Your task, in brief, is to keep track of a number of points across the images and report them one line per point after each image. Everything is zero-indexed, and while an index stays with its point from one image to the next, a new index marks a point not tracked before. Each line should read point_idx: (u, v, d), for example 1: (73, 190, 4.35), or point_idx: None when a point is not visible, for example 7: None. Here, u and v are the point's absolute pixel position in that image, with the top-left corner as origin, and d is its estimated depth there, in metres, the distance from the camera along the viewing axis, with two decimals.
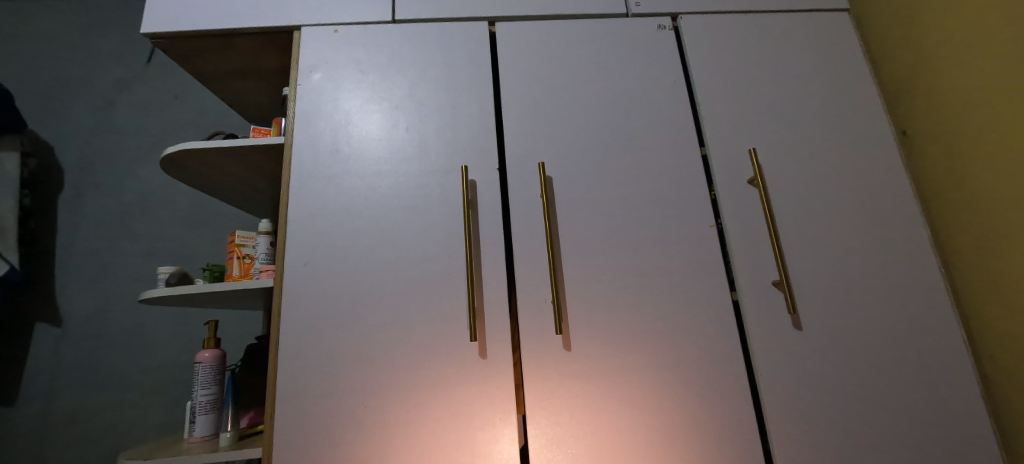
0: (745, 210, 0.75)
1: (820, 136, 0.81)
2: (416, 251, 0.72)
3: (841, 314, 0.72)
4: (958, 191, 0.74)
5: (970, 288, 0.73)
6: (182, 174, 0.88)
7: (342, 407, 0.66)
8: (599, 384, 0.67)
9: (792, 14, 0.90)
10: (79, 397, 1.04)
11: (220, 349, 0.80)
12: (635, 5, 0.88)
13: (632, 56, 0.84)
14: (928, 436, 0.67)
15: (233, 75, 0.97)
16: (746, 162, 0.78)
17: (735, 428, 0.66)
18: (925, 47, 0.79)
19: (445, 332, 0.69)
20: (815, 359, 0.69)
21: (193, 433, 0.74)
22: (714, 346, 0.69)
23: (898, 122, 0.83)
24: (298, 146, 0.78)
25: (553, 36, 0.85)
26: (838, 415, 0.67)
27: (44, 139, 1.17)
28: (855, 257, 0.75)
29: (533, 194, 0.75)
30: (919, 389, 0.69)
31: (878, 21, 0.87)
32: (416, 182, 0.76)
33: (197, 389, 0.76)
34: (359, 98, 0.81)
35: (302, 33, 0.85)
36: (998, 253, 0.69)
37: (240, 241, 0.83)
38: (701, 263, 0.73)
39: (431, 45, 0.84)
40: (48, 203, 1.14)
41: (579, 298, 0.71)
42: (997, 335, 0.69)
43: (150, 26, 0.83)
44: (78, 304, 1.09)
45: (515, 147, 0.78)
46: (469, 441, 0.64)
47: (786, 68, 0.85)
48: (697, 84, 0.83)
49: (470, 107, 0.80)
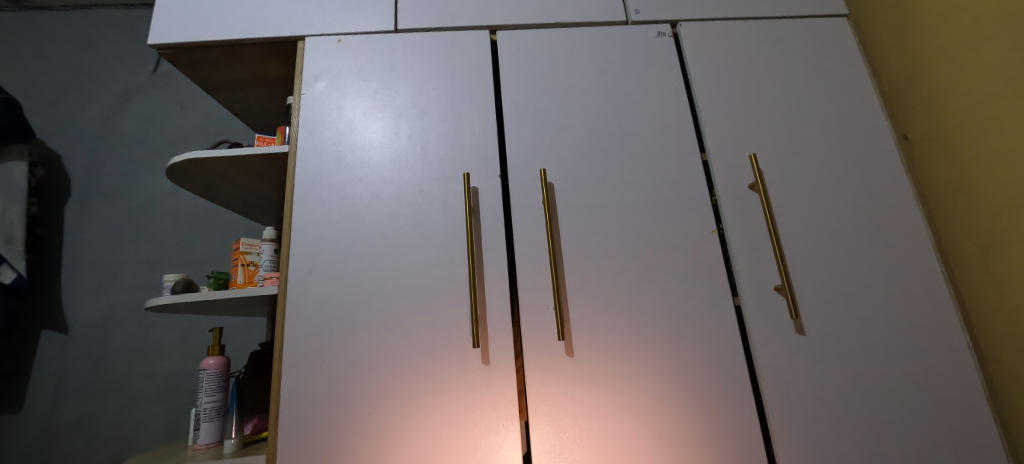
0: (746, 215, 0.76)
1: (820, 141, 0.81)
2: (419, 257, 0.73)
3: (843, 318, 0.72)
4: (959, 194, 0.74)
5: (974, 291, 0.73)
6: (188, 182, 0.89)
7: (346, 412, 0.66)
8: (600, 389, 0.67)
9: (791, 20, 0.91)
10: (83, 404, 1.04)
11: (224, 356, 0.80)
12: (634, 12, 0.88)
13: (633, 62, 0.85)
14: (933, 439, 0.67)
15: (237, 85, 0.98)
16: (746, 167, 0.78)
17: (737, 433, 0.65)
18: (924, 52, 0.79)
19: (447, 338, 0.69)
20: (818, 364, 0.69)
21: (198, 440, 0.75)
22: (716, 351, 0.69)
23: (899, 127, 0.84)
24: (301, 154, 0.79)
25: (554, 43, 0.86)
26: (841, 420, 0.67)
27: (52, 149, 1.21)
28: (856, 261, 0.75)
29: (535, 200, 0.75)
30: (924, 393, 0.69)
31: (878, 26, 0.87)
32: (418, 190, 0.77)
33: (201, 396, 0.76)
34: (362, 106, 0.82)
35: (306, 43, 0.86)
36: (999, 256, 0.69)
37: (244, 248, 0.85)
38: (702, 268, 0.73)
39: (432, 53, 0.85)
40: (54, 211, 1.16)
41: (580, 304, 0.71)
42: (1003, 339, 0.69)
43: (157, 37, 0.84)
44: (85, 312, 1.11)
45: (517, 154, 0.78)
46: (471, 447, 0.64)
47: (786, 74, 0.86)
48: (696, 90, 0.83)
49: (471, 114, 0.81)
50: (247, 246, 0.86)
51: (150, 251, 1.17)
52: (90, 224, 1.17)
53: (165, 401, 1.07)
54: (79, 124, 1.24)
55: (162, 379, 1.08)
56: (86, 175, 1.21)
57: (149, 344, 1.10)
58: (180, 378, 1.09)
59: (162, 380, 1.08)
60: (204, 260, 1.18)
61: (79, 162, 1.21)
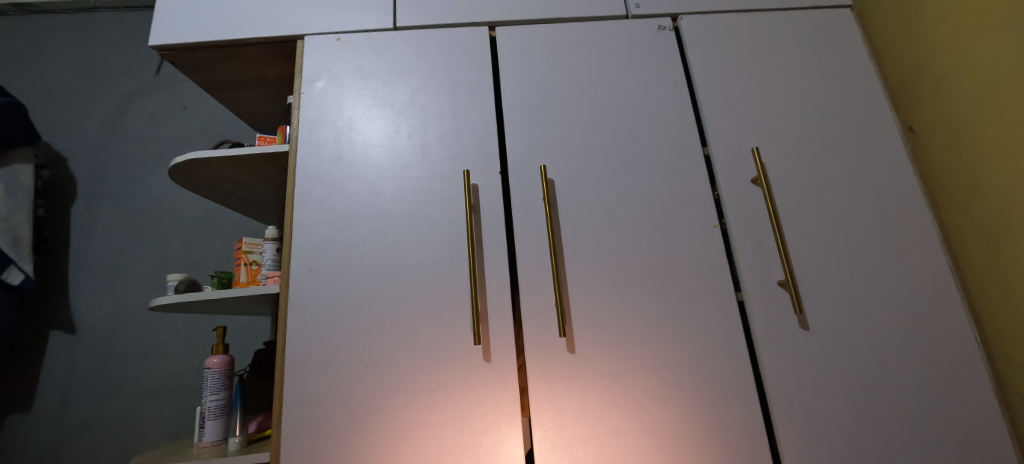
0: (749, 210, 0.75)
1: (823, 134, 0.80)
2: (418, 255, 0.73)
3: (846, 313, 0.71)
4: (966, 187, 0.73)
5: (982, 286, 0.72)
6: (191, 183, 0.89)
7: (347, 411, 0.66)
8: (602, 385, 0.67)
9: (794, 11, 0.90)
10: (91, 404, 1.06)
11: (228, 355, 0.81)
12: (634, 6, 0.88)
13: (633, 57, 0.85)
14: (940, 435, 0.66)
15: (238, 84, 0.98)
16: (748, 161, 0.78)
17: (740, 430, 0.65)
18: (929, 43, 0.78)
19: (449, 336, 0.69)
20: (822, 359, 0.69)
21: (203, 438, 0.76)
22: (717, 347, 0.69)
23: (903, 119, 0.83)
24: (302, 152, 0.79)
25: (554, 40, 0.86)
26: (844, 416, 0.66)
27: (57, 152, 1.22)
28: (859, 255, 0.74)
29: (535, 197, 0.75)
30: (930, 389, 0.68)
31: (882, 18, 0.86)
32: (418, 187, 0.76)
33: (205, 395, 0.77)
34: (362, 104, 0.82)
35: (306, 42, 0.86)
36: (1006, 249, 0.68)
37: (246, 247, 0.86)
38: (704, 264, 0.73)
39: (432, 50, 0.85)
40: (60, 214, 1.17)
41: (581, 301, 0.70)
42: (1010, 333, 0.68)
43: (158, 38, 0.84)
44: (92, 313, 1.12)
45: (517, 150, 0.78)
46: (473, 444, 0.64)
47: (789, 67, 0.85)
48: (697, 84, 0.83)
49: (471, 111, 0.81)
50: (249, 245, 0.87)
51: (155, 251, 1.18)
52: (95, 226, 1.18)
53: (171, 400, 1.08)
54: (83, 127, 1.25)
55: (167, 378, 1.09)
56: (92, 177, 1.22)
57: (155, 344, 1.11)
58: (185, 377, 1.10)
59: (169, 379, 1.09)
60: (207, 260, 1.18)
61: (84, 164, 1.22)
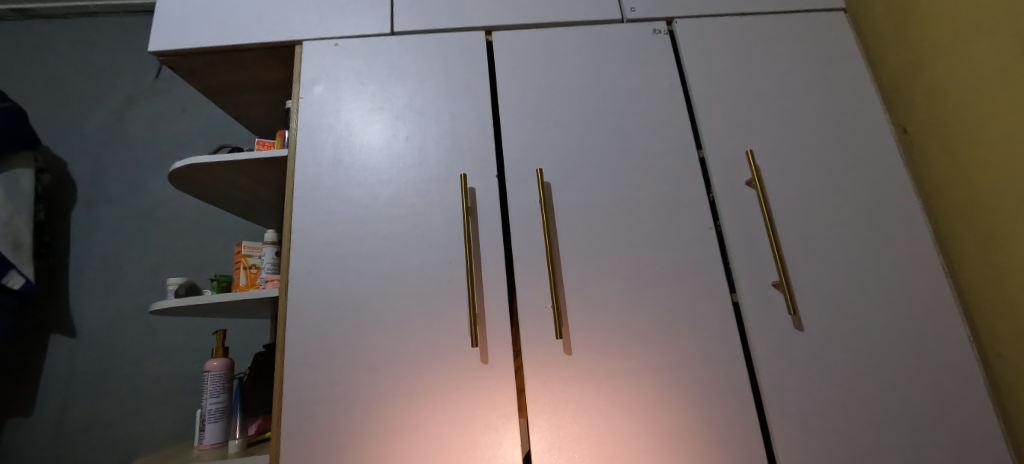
0: (744, 212, 0.76)
1: (816, 136, 0.81)
2: (416, 258, 0.74)
3: (840, 313, 0.72)
4: (958, 187, 0.74)
5: (974, 285, 0.72)
6: (190, 187, 0.90)
7: (346, 412, 0.67)
8: (598, 386, 0.67)
9: (788, 15, 0.91)
10: (92, 407, 1.06)
11: (228, 358, 0.82)
12: (630, 10, 0.88)
13: (628, 61, 0.85)
14: (934, 433, 0.67)
15: (237, 89, 0.99)
16: (743, 164, 0.79)
17: (735, 429, 0.66)
18: (922, 45, 0.79)
19: (447, 338, 0.70)
20: (816, 359, 0.70)
21: (203, 440, 0.76)
22: (712, 348, 0.69)
23: (897, 120, 0.83)
24: (301, 156, 0.80)
25: (550, 44, 0.87)
26: (838, 415, 0.67)
27: (57, 157, 1.23)
28: (853, 256, 0.75)
29: (532, 200, 0.76)
30: (924, 388, 0.69)
31: (875, 20, 0.87)
32: (417, 191, 0.77)
33: (206, 397, 0.77)
34: (360, 109, 0.83)
35: (304, 47, 0.86)
36: (999, 249, 0.69)
37: (246, 251, 0.86)
38: (699, 265, 0.73)
39: (429, 55, 0.86)
40: (61, 218, 1.18)
41: (578, 303, 0.71)
42: (1002, 332, 0.69)
43: (157, 44, 0.85)
44: (92, 316, 1.12)
45: (514, 153, 0.79)
46: (471, 445, 0.65)
47: (784, 70, 0.86)
48: (692, 88, 0.83)
49: (468, 115, 0.81)
50: (249, 249, 0.87)
51: (155, 254, 1.19)
52: (96, 230, 1.19)
53: (172, 402, 1.08)
54: (83, 131, 1.26)
55: (168, 381, 1.09)
56: (92, 181, 1.22)
57: (155, 347, 1.11)
58: (186, 380, 1.10)
59: (170, 382, 1.10)
60: (207, 263, 1.19)
61: (84, 168, 1.23)
